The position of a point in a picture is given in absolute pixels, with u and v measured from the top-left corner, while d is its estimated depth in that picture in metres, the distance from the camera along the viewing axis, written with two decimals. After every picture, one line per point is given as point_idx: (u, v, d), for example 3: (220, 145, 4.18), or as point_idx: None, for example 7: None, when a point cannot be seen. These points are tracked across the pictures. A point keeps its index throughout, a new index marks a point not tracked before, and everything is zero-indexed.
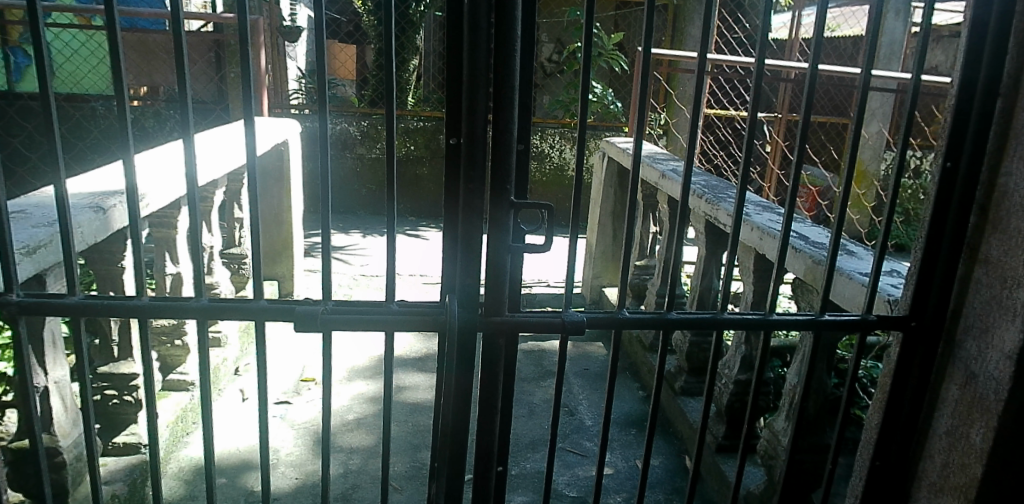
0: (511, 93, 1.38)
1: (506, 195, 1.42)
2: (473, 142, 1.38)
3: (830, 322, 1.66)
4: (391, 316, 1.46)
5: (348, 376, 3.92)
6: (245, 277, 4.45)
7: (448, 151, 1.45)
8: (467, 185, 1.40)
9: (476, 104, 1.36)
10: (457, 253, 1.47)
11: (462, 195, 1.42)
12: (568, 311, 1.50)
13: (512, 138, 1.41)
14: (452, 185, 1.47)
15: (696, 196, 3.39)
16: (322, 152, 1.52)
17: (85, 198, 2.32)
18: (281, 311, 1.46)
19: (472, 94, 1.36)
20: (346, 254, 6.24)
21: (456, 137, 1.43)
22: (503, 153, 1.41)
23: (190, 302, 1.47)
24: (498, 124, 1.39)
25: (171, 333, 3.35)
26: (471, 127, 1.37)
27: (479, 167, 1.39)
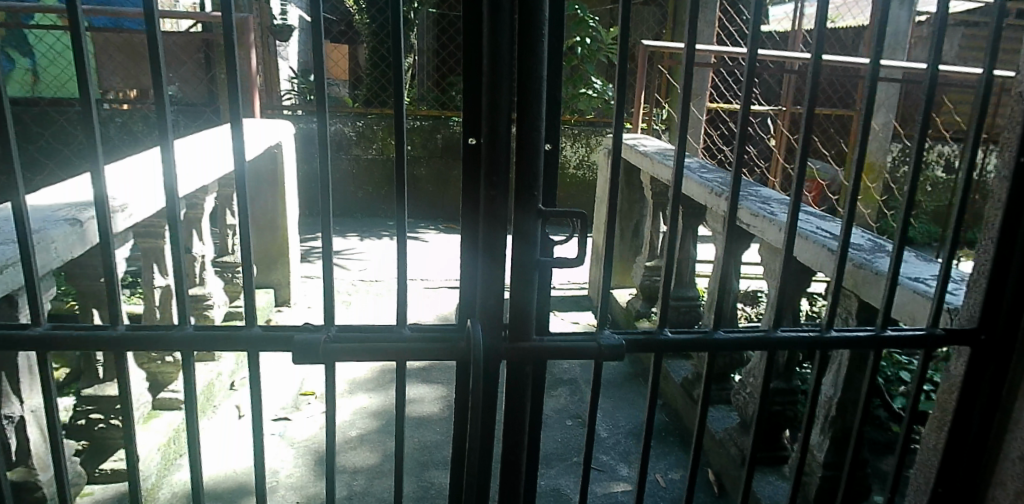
0: (537, 88, 1.20)
1: (534, 202, 1.25)
2: (495, 144, 1.20)
3: (894, 338, 1.48)
4: (402, 343, 1.27)
5: (349, 388, 3.74)
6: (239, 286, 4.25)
7: (466, 153, 1.27)
8: (489, 193, 1.22)
9: (499, 100, 1.18)
10: (477, 267, 1.29)
11: (483, 204, 1.24)
12: (604, 334, 1.32)
13: (539, 137, 1.22)
14: (471, 189, 1.28)
15: (715, 195, 3.21)
16: (322, 160, 1.33)
17: (59, 209, 2.12)
18: (276, 340, 1.27)
19: (494, 89, 1.18)
20: (344, 259, 6.06)
21: (476, 137, 1.25)
22: (530, 155, 1.22)
23: (174, 332, 1.28)
24: (524, 121, 1.21)
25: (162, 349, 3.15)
26: (492, 127, 1.19)
27: (502, 173, 1.21)
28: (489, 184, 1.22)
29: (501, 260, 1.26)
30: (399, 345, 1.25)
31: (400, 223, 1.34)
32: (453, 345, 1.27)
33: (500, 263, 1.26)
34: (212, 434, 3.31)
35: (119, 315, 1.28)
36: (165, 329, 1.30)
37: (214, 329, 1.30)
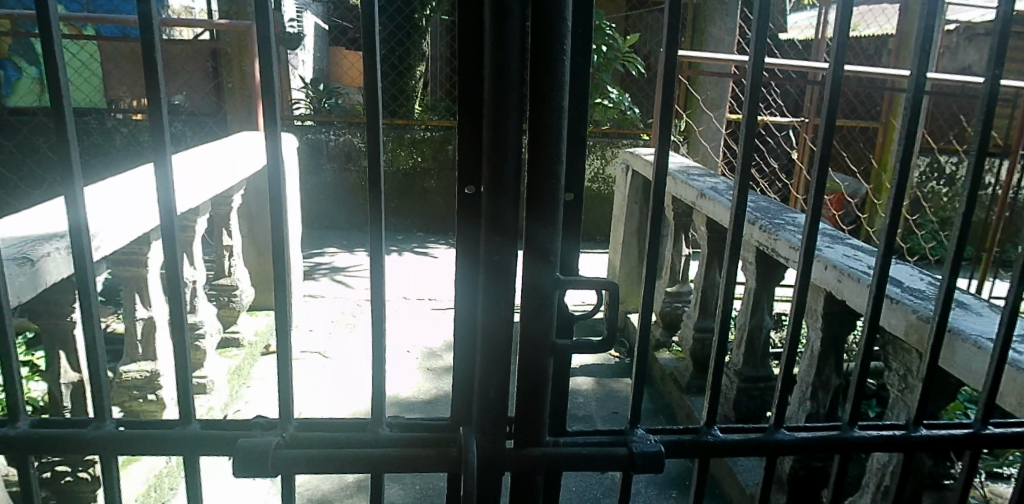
0: (556, 124, 0.92)
1: (551, 270, 0.96)
2: (501, 198, 0.92)
3: (998, 437, 1.18)
4: (378, 447, 1.01)
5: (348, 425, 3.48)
6: (235, 311, 3.99)
7: (462, 205, 0.99)
8: (491, 261, 0.95)
9: (506, 141, 0.91)
10: (475, 350, 1.02)
11: (484, 273, 0.97)
12: (635, 436, 1.05)
13: (559, 187, 0.94)
14: (468, 252, 1.00)
15: (748, 221, 2.88)
16: (277, 213, 1.07)
17: (11, 245, 1.86)
18: (219, 441, 1.01)
19: (499, 126, 0.90)
20: (349, 276, 5.79)
21: (476, 186, 0.98)
22: (546, 212, 0.94)
23: (90, 432, 1.02)
24: (539, 166, 0.93)
25: (144, 387, 2.88)
26: (496, 175, 0.92)
27: (509, 235, 0.94)
28: (490, 249, 0.95)
29: (506, 344, 0.99)
30: (372, 453, 0.99)
31: (376, 290, 1.07)
32: (442, 452, 1.00)
33: (504, 348, 0.99)
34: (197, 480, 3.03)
35: (20, 408, 1.02)
36: (82, 425, 1.05)
37: (143, 425, 1.05)
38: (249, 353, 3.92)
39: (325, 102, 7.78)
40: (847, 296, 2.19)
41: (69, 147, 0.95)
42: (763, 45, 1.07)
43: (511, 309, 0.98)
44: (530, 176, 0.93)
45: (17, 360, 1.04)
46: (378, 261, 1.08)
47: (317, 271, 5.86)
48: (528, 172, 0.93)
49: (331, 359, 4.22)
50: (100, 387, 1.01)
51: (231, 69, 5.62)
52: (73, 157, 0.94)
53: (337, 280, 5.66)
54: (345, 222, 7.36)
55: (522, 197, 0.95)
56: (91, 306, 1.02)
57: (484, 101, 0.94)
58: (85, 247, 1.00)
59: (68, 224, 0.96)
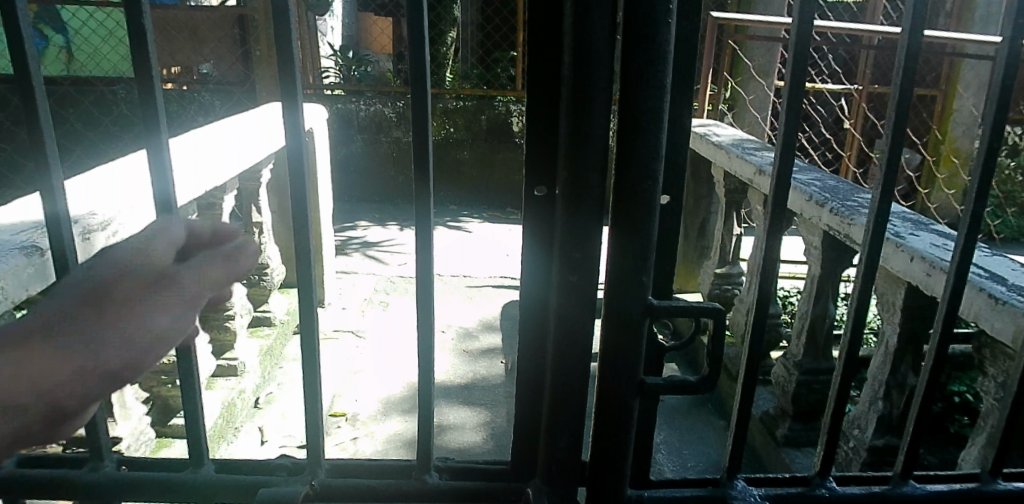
0: (657, 107, 0.71)
1: (641, 291, 0.77)
2: (584, 206, 0.74)
3: None
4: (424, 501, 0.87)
5: (381, 410, 3.35)
6: (265, 290, 3.84)
7: (530, 207, 0.79)
8: (567, 285, 0.78)
9: (589, 132, 0.72)
10: (545, 385, 0.85)
11: (556, 296, 0.79)
12: (735, 491, 0.88)
13: (657, 189, 0.75)
14: (539, 265, 0.80)
15: (815, 202, 2.62)
16: (298, 220, 0.90)
17: (16, 234, 1.71)
18: (235, 488, 0.88)
19: (580, 113, 0.72)
20: (382, 251, 5.65)
21: (550, 187, 0.78)
22: (640, 220, 0.74)
23: (86, 475, 0.89)
24: (631, 162, 0.73)
25: (172, 372, 2.76)
26: (574, 178, 0.74)
27: (591, 251, 0.76)
28: (565, 269, 0.77)
29: (581, 381, 0.82)
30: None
31: (424, 313, 0.92)
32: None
33: (577, 387, 0.83)
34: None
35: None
36: (76, 465, 0.92)
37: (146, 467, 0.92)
38: (282, 333, 3.82)
39: (355, 71, 7.54)
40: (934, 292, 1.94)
41: (44, 137, 0.83)
42: (924, 8, 0.79)
43: (589, 338, 0.80)
44: (620, 177, 0.74)
45: None
46: (424, 280, 0.91)
47: (350, 246, 5.74)
48: (616, 171, 0.74)
49: (366, 339, 4.09)
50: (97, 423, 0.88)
51: (260, 40, 5.44)
52: (48, 152, 0.83)
53: (370, 255, 5.53)
54: (377, 195, 7.22)
55: (607, 201, 0.76)
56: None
57: (561, 79, 0.73)
58: (72, 252, 0.88)
59: (45, 218, 0.85)
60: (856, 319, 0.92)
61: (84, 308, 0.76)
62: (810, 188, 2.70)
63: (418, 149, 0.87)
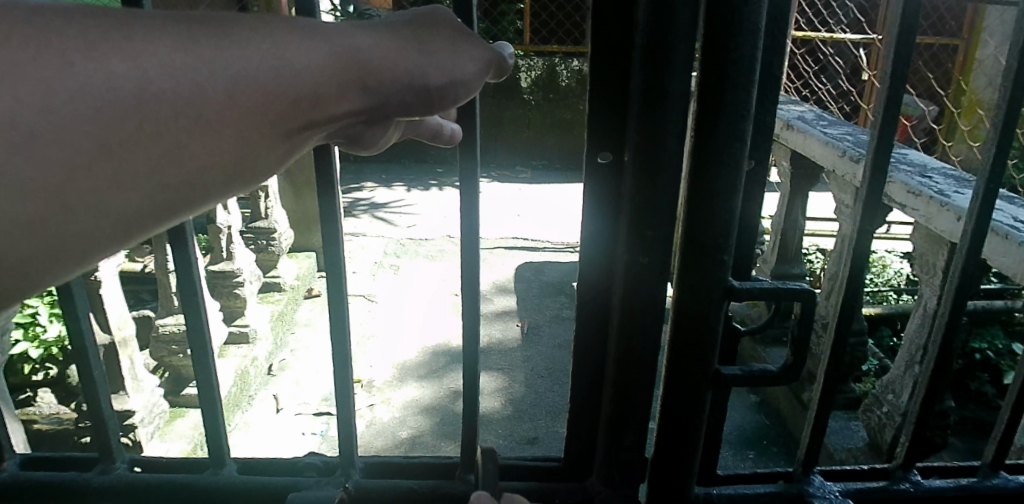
0: (752, 56, 0.64)
1: (719, 266, 0.71)
2: (656, 172, 0.68)
3: None
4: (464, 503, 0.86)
5: (397, 376, 3.30)
6: (274, 255, 3.73)
7: (596, 177, 0.72)
8: (635, 265, 0.72)
9: (667, 85, 0.65)
10: (608, 372, 0.79)
11: (622, 276, 0.73)
12: (811, 482, 0.82)
13: (744, 153, 0.67)
14: (606, 241, 0.73)
15: (839, 154, 2.49)
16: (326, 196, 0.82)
17: None
18: (251, 486, 0.89)
19: (661, 65, 0.64)
20: (391, 213, 5.55)
21: (616, 153, 0.70)
22: (723, 191, 0.68)
23: (96, 477, 0.91)
24: (719, 122, 0.66)
25: (183, 341, 2.69)
26: (650, 145, 0.67)
27: (667, 229, 0.70)
28: (634, 249, 0.71)
29: (649, 363, 0.76)
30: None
31: (472, 293, 0.85)
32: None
33: (643, 377, 0.77)
34: (259, 430, 2.86)
35: (6, 449, 0.92)
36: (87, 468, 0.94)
37: (161, 470, 0.94)
38: (292, 298, 3.75)
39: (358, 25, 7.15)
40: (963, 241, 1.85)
41: None
42: None
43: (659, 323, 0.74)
44: (706, 139, 0.66)
45: None
46: (471, 250, 0.84)
47: (358, 208, 5.64)
48: (695, 133, 0.67)
49: (378, 304, 4.00)
50: (106, 427, 0.91)
51: None
52: None
53: (379, 218, 5.42)
54: (383, 156, 7.07)
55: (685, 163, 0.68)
56: (87, 347, 0.89)
57: (634, 32, 0.66)
58: None
59: None
60: (955, 302, 0.83)
61: (404, 23, 0.58)
62: (841, 141, 2.55)
63: (464, 108, 0.78)
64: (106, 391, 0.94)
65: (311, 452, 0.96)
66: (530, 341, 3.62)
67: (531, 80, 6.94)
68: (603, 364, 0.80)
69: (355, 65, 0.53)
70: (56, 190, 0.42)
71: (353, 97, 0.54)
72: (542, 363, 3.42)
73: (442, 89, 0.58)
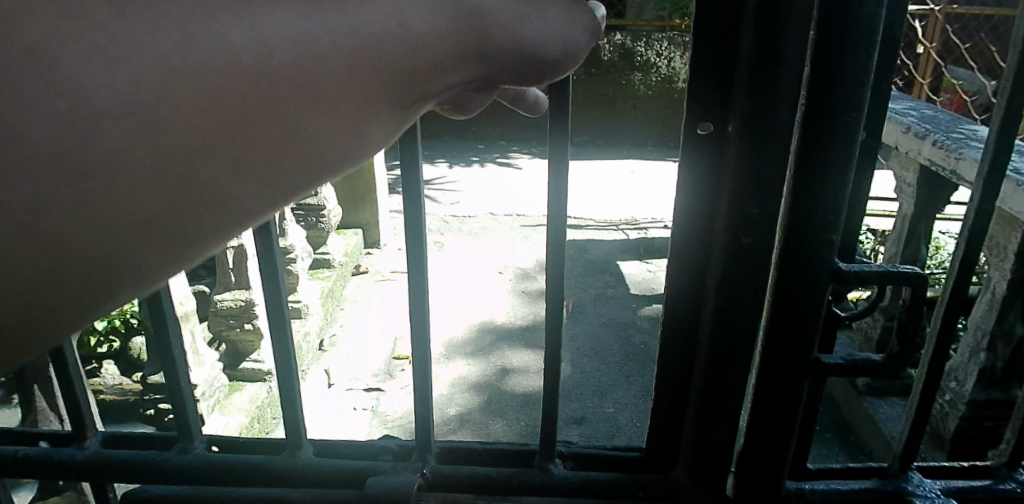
0: (875, 19, 0.62)
1: (823, 247, 0.70)
2: (766, 142, 0.66)
3: None
4: (544, 495, 0.84)
5: (445, 353, 3.33)
6: (323, 232, 3.77)
7: (694, 152, 0.70)
8: (737, 246, 0.70)
9: (783, 50, 0.63)
10: (699, 359, 0.77)
11: (719, 256, 0.71)
12: (911, 478, 0.80)
13: (859, 122, 0.66)
14: (704, 220, 0.71)
15: (905, 130, 2.37)
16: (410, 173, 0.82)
17: None
18: (327, 468, 0.91)
19: (773, 31, 0.62)
20: (434, 190, 5.58)
21: (718, 123, 0.68)
22: (836, 164, 0.67)
23: (175, 457, 0.93)
24: (836, 88, 0.65)
25: (240, 316, 2.75)
26: (760, 115, 0.65)
27: (772, 209, 0.69)
28: (736, 228, 0.69)
29: (746, 348, 0.74)
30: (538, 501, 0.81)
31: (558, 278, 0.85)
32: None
33: (739, 365, 0.75)
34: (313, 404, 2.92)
35: (87, 427, 0.95)
36: (167, 446, 0.97)
37: (236, 449, 0.98)
38: (340, 275, 3.80)
39: None
40: None
41: None
42: None
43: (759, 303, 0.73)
44: (822, 107, 0.65)
45: (82, 374, 0.97)
46: (556, 229, 0.82)
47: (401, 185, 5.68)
48: (807, 103, 0.66)
49: None
50: (185, 407, 0.93)
51: None
52: None
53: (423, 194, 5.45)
54: (425, 132, 7.09)
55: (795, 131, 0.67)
56: (166, 322, 0.92)
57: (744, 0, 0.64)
58: None
59: None
60: None
61: None
62: (907, 118, 2.43)
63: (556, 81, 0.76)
64: (184, 373, 0.96)
65: (385, 438, 0.97)
66: (576, 319, 3.61)
67: None
68: (693, 351, 0.78)
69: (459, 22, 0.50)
70: (181, 171, 0.42)
71: (456, 57, 0.51)
72: (588, 342, 3.41)
73: (557, 62, 0.54)
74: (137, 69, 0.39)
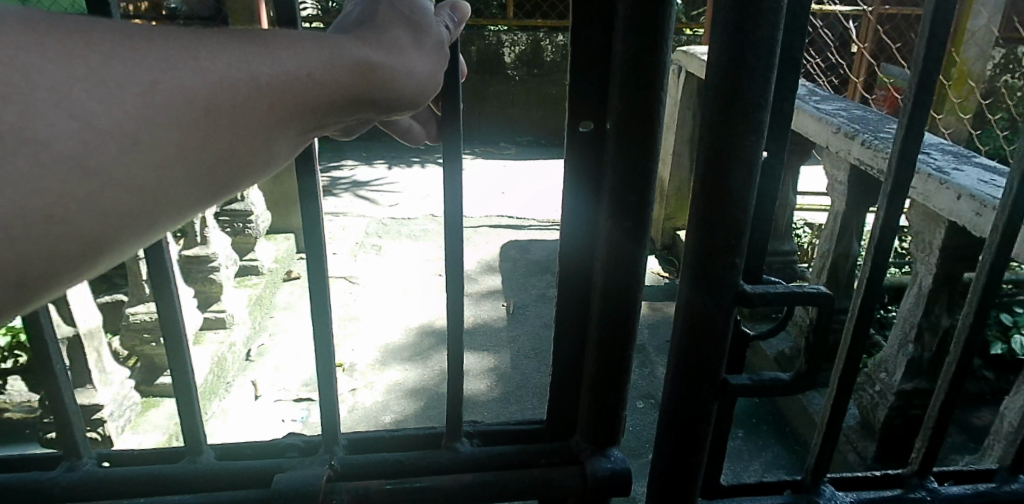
0: (774, 41, 0.61)
1: (731, 269, 0.67)
2: (640, 139, 0.76)
3: None
4: (453, 474, 0.86)
5: (381, 359, 3.22)
6: (251, 238, 3.62)
7: (577, 145, 0.79)
8: (619, 229, 0.79)
9: (648, 59, 0.73)
10: (587, 327, 0.86)
11: (604, 240, 0.81)
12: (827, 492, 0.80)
13: (760, 145, 0.64)
14: (588, 205, 0.81)
15: (835, 130, 2.39)
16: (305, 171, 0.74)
17: None
18: (233, 474, 0.83)
19: (638, 39, 0.72)
20: (374, 191, 5.44)
21: (598, 122, 0.78)
22: (738, 186, 0.65)
23: (61, 476, 0.81)
24: (732, 115, 0.63)
25: (155, 330, 2.57)
26: (631, 117, 0.75)
27: (644, 195, 0.79)
28: (617, 214, 0.79)
29: (629, 314, 0.84)
30: (446, 481, 0.84)
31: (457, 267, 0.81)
32: (561, 476, 0.87)
33: (622, 344, 0.85)
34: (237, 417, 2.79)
35: None
36: (51, 465, 0.85)
37: (130, 463, 0.85)
38: (270, 282, 3.64)
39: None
40: (965, 219, 1.77)
41: None
42: None
43: (638, 273, 0.82)
44: (721, 131, 0.64)
45: None
46: (454, 229, 0.80)
47: (339, 187, 5.53)
48: (707, 125, 0.64)
49: (361, 286, 3.89)
50: (70, 421, 0.81)
51: None
52: None
53: (361, 196, 5.32)
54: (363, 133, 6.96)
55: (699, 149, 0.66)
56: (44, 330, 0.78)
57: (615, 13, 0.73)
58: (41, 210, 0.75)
59: None
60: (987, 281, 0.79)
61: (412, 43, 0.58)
62: (836, 118, 2.46)
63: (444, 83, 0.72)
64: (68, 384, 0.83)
65: (289, 433, 0.91)
66: (516, 320, 3.55)
67: (515, 55, 6.81)
68: (585, 326, 0.87)
69: (364, 76, 0.53)
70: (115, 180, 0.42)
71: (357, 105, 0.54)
72: (529, 343, 3.35)
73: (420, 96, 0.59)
74: (121, 102, 0.42)
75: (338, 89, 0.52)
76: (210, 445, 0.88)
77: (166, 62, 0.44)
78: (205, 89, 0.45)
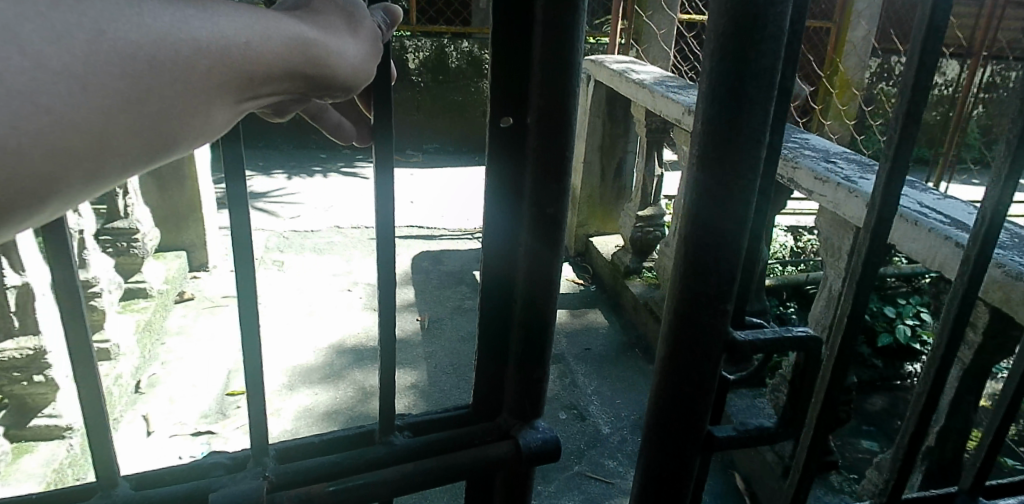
0: (773, 76, 0.67)
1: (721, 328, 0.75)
2: (559, 130, 0.80)
3: None
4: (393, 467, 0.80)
5: (288, 383, 3.01)
6: (137, 259, 3.32)
7: (497, 140, 0.81)
8: (543, 215, 0.83)
9: (565, 53, 0.77)
10: (507, 308, 0.89)
11: (528, 231, 0.84)
12: None
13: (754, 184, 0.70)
14: (510, 197, 0.84)
15: None
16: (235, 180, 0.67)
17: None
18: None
19: (555, 33, 0.76)
20: (272, 203, 5.14)
21: (518, 117, 0.80)
22: (729, 227, 0.70)
23: None
24: (728, 152, 0.68)
25: (26, 368, 2.25)
26: (552, 112, 0.80)
27: (564, 181, 0.83)
28: (541, 202, 0.83)
29: (551, 296, 0.88)
30: (389, 473, 0.79)
31: (388, 279, 0.79)
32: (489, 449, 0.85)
33: (540, 325, 0.89)
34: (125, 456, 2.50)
35: None
36: None
37: None
38: (160, 304, 3.33)
39: None
40: None
41: None
42: None
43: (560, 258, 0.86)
44: (718, 168, 0.68)
45: None
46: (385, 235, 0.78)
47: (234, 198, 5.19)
48: (700, 168, 0.70)
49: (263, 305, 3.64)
50: None
51: None
52: None
53: (259, 209, 5.00)
54: (259, 142, 6.57)
55: (691, 181, 0.71)
56: None
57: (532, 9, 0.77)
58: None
59: None
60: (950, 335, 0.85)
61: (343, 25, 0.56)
62: None
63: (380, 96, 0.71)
64: None
65: (211, 452, 0.80)
66: (431, 335, 3.42)
67: (419, 61, 6.62)
68: (508, 307, 0.89)
69: (304, 51, 0.50)
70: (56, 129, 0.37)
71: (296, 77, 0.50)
72: (447, 358, 3.23)
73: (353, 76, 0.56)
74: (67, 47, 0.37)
75: (279, 57, 0.48)
76: (126, 476, 0.76)
77: (112, 11, 0.39)
78: (151, 44, 0.41)
